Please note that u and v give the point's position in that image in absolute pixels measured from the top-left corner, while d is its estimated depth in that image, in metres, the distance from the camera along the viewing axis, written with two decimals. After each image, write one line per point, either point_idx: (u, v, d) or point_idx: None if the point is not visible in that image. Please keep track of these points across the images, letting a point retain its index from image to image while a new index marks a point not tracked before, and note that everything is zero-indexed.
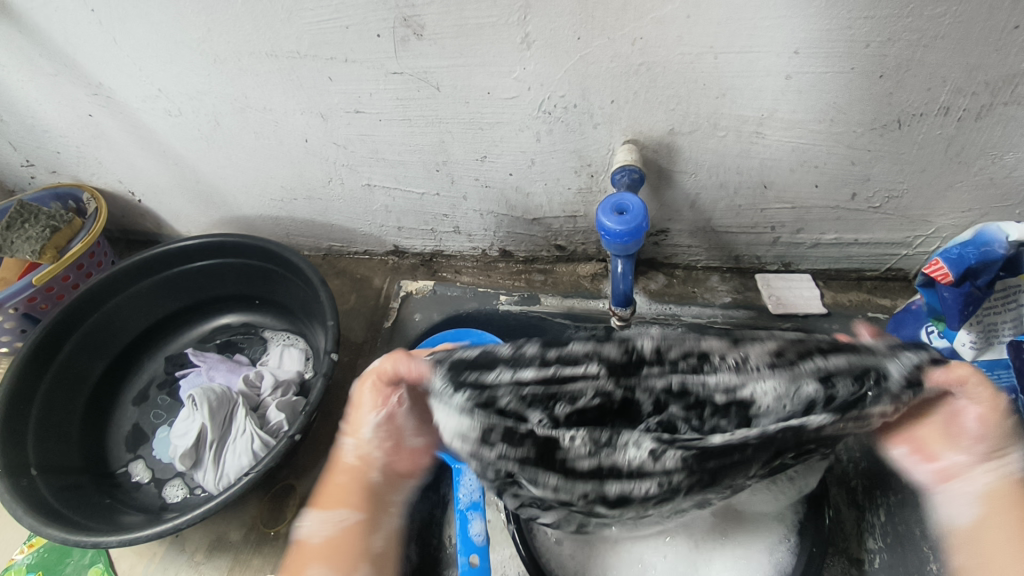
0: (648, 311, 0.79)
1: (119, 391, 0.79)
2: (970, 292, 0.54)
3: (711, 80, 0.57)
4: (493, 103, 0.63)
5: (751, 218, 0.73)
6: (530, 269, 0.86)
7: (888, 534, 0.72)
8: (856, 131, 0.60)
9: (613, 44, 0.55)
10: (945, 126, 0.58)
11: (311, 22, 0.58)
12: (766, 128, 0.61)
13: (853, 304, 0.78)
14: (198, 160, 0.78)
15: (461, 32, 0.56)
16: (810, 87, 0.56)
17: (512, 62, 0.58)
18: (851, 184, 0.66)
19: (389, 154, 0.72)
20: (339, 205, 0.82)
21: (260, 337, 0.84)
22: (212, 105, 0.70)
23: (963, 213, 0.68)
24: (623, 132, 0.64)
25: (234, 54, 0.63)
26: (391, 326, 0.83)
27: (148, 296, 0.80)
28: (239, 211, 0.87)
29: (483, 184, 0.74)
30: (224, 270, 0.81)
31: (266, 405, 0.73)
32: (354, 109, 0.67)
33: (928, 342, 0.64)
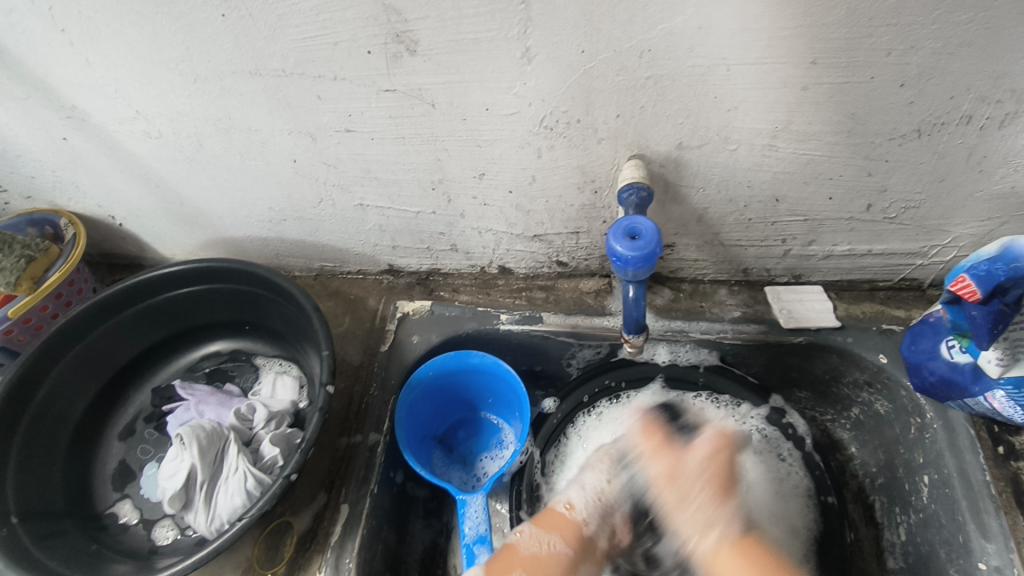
0: (656, 328, 0.77)
1: (105, 427, 0.76)
2: (1001, 311, 0.52)
3: (722, 92, 0.54)
4: (492, 120, 0.60)
5: (761, 231, 0.71)
6: (531, 286, 0.83)
7: (908, 554, 0.70)
8: (873, 141, 0.57)
9: (619, 57, 0.52)
10: (967, 135, 0.56)
11: (297, 39, 0.54)
12: (779, 141, 0.58)
13: (867, 316, 0.75)
14: (180, 182, 0.75)
15: (457, 48, 0.53)
16: (827, 98, 0.53)
17: (512, 77, 0.55)
18: (866, 195, 0.64)
19: (382, 173, 0.69)
20: (331, 225, 0.79)
21: (252, 364, 0.81)
22: (195, 126, 0.66)
23: (981, 222, 0.65)
24: (628, 147, 0.61)
25: (216, 73, 0.59)
26: (387, 350, 0.79)
27: (133, 325, 0.76)
28: (226, 233, 0.84)
29: (481, 202, 0.71)
30: (211, 296, 0.78)
31: (260, 438, 0.69)
32: (345, 128, 0.63)
33: (949, 358, 0.63)
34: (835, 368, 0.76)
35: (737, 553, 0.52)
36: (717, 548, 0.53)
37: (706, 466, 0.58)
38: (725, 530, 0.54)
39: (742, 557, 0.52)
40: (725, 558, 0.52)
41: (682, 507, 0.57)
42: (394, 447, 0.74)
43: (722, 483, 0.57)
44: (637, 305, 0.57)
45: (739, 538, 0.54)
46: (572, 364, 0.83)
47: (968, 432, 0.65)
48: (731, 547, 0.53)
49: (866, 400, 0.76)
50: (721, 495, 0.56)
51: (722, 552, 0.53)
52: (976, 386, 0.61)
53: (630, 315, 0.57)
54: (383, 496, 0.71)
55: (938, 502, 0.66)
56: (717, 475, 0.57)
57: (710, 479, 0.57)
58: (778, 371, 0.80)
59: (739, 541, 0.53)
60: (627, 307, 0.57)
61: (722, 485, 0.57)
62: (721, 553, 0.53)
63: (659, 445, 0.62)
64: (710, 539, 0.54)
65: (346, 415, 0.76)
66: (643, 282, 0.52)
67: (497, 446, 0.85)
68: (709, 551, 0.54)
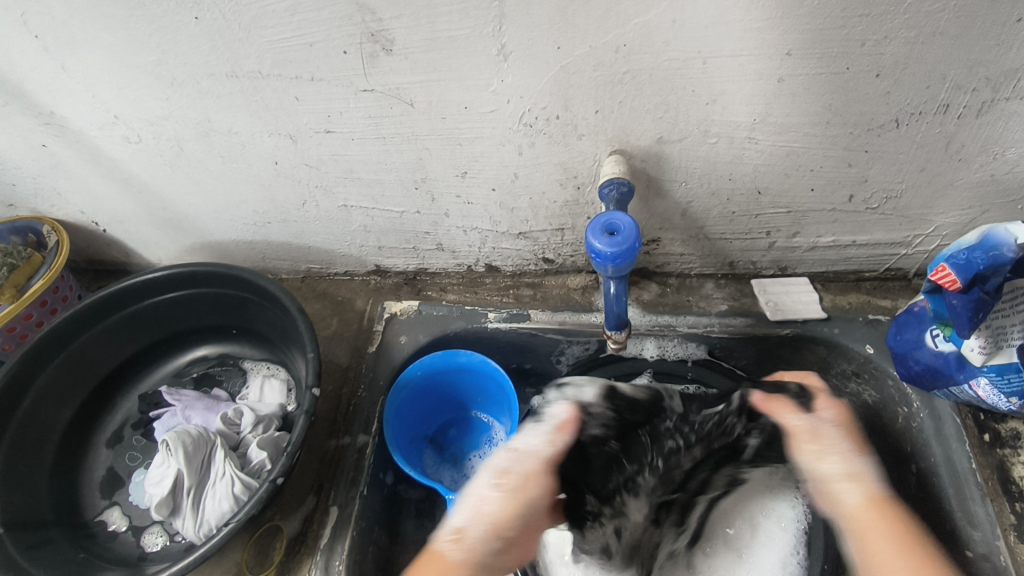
0: (643, 323, 0.77)
1: (92, 435, 0.75)
2: (981, 300, 0.52)
3: (700, 86, 0.54)
4: (471, 118, 0.60)
5: (745, 224, 0.71)
6: (518, 284, 0.83)
7: None
8: (852, 132, 0.57)
9: (595, 52, 0.52)
10: (945, 124, 0.56)
11: (272, 40, 0.54)
12: (758, 133, 0.58)
13: (853, 306, 0.75)
14: (162, 187, 0.74)
15: (433, 46, 0.53)
16: (804, 90, 0.53)
17: (489, 74, 0.55)
18: (847, 186, 0.64)
19: (364, 174, 0.69)
20: (316, 227, 0.79)
21: (240, 368, 0.81)
22: (174, 130, 0.66)
23: (963, 211, 0.65)
24: (609, 142, 0.61)
25: (193, 77, 0.59)
26: (375, 351, 0.79)
27: (118, 332, 0.76)
28: (211, 237, 0.83)
29: (464, 201, 0.71)
30: (197, 302, 0.78)
31: (247, 443, 0.69)
32: (325, 129, 0.63)
33: (934, 347, 0.63)
34: (823, 359, 0.76)
35: (883, 509, 0.54)
36: (860, 503, 0.55)
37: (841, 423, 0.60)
38: (861, 481, 0.56)
39: (897, 539, 0.52)
40: (868, 516, 0.54)
41: (840, 461, 0.57)
42: (384, 448, 0.74)
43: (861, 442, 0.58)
44: (617, 299, 0.57)
45: (877, 494, 0.55)
46: (562, 361, 0.83)
47: (954, 420, 0.65)
48: (876, 504, 0.54)
49: (854, 390, 0.75)
50: (862, 451, 0.58)
51: (858, 504, 0.55)
52: (960, 374, 0.62)
53: (611, 311, 0.57)
54: (374, 497, 0.71)
55: (926, 492, 0.66)
56: (849, 432, 0.59)
57: (845, 432, 0.59)
58: (767, 363, 0.80)
59: (880, 498, 0.55)
60: (608, 302, 0.57)
61: (855, 441, 0.58)
62: (867, 501, 0.55)
63: (791, 413, 0.61)
64: (855, 486, 0.56)
65: (334, 417, 0.76)
66: (626, 278, 0.52)
67: (488, 444, 0.85)
68: (837, 477, 0.57)
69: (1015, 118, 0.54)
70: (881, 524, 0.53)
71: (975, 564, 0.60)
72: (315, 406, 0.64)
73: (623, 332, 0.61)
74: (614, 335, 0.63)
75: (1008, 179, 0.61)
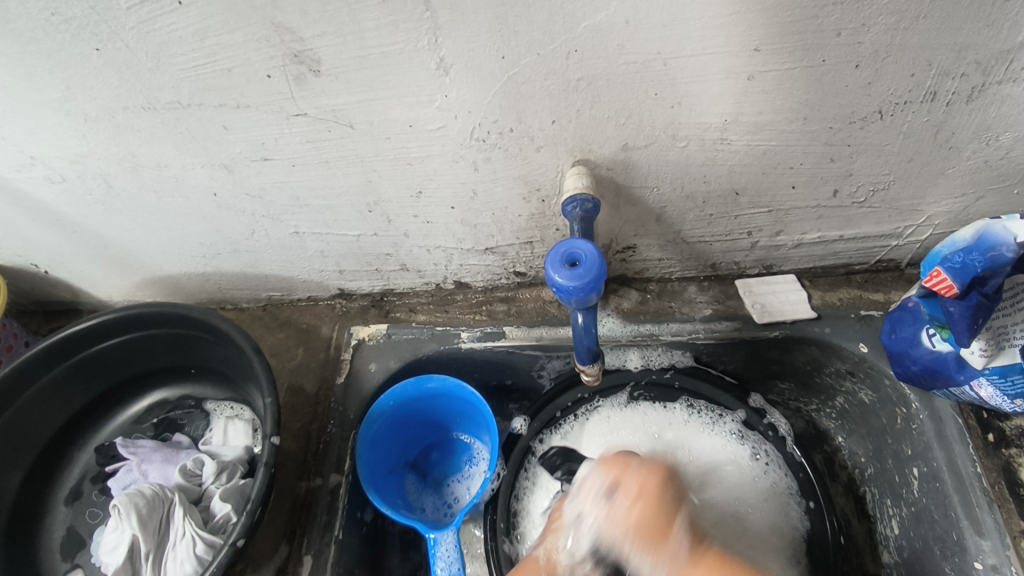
0: (625, 334, 0.73)
1: (48, 494, 0.71)
2: (980, 304, 0.48)
3: (663, 89, 0.49)
4: (418, 136, 0.54)
5: (724, 226, 0.66)
6: (491, 299, 0.79)
7: (903, 549, 0.67)
8: (832, 127, 0.53)
9: (544, 60, 0.47)
10: (932, 112, 0.51)
11: (186, 68, 0.49)
12: (731, 134, 0.53)
13: (843, 303, 0.71)
14: (98, 225, 0.69)
15: (364, 64, 0.47)
16: (776, 86, 0.48)
17: (431, 90, 0.50)
18: (831, 181, 0.59)
19: (312, 200, 0.64)
20: (270, 255, 0.74)
21: (203, 410, 0.76)
22: (99, 167, 0.60)
23: (956, 199, 0.61)
24: (571, 153, 0.56)
25: (107, 110, 0.53)
26: (344, 382, 0.74)
27: (66, 384, 0.71)
28: (161, 272, 0.78)
29: (423, 221, 0.66)
30: (148, 344, 0.73)
31: (211, 494, 0.65)
32: (261, 157, 0.58)
33: (932, 348, 0.59)
34: (815, 359, 0.72)
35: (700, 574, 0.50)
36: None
37: (646, 492, 0.53)
38: (676, 560, 0.51)
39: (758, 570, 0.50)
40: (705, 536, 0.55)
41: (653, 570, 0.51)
42: (358, 486, 0.70)
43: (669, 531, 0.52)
44: (587, 331, 0.56)
45: (693, 560, 0.51)
46: (543, 375, 0.79)
47: (956, 421, 0.62)
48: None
49: (850, 389, 0.72)
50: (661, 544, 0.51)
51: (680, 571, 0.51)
52: (961, 375, 0.57)
53: (582, 344, 0.56)
54: (351, 539, 0.67)
55: (930, 498, 0.63)
56: (656, 526, 0.52)
57: (648, 517, 0.52)
58: (758, 365, 0.76)
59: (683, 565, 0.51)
60: (576, 335, 0.55)
61: (660, 531, 0.52)
62: None
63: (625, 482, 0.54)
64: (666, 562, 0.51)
65: (304, 456, 0.72)
66: (594, 308, 0.52)
67: (471, 467, 0.81)
68: None
69: (1007, 103, 0.50)
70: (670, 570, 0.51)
71: None
72: (276, 457, 0.60)
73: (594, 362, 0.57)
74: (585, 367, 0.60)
75: (1003, 164, 0.56)
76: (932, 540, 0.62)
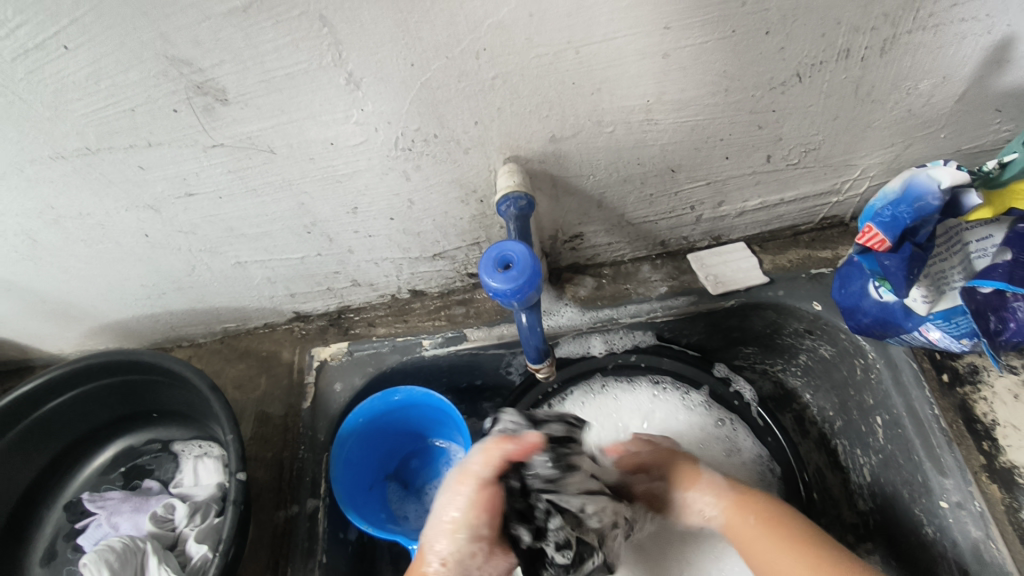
0: (585, 321, 0.72)
1: (21, 558, 0.69)
2: (914, 254, 0.49)
3: (580, 77, 0.48)
4: (342, 153, 0.53)
5: (666, 203, 0.66)
6: (448, 303, 0.78)
7: (876, 495, 0.68)
8: (754, 95, 0.53)
9: (454, 62, 0.46)
10: (849, 69, 0.51)
11: (87, 113, 0.47)
12: (656, 113, 0.53)
13: (793, 264, 0.72)
14: (31, 280, 0.67)
15: (271, 88, 0.46)
16: (692, 61, 0.48)
17: (346, 105, 0.48)
18: (763, 148, 0.60)
19: (248, 229, 0.62)
20: (216, 288, 0.72)
21: (170, 452, 0.75)
22: (19, 223, 0.58)
23: (886, 149, 0.62)
24: (500, 151, 0.55)
25: (13, 165, 0.51)
26: (310, 407, 0.73)
27: (23, 447, 0.69)
28: (108, 318, 0.76)
29: (365, 235, 0.65)
30: (102, 394, 0.71)
31: (186, 537, 0.64)
32: (186, 193, 0.56)
33: (879, 299, 0.59)
34: (773, 321, 0.72)
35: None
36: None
37: (738, 519, 0.60)
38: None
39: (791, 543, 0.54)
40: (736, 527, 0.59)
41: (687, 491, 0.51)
42: (337, 507, 0.69)
43: (789, 531, 0.55)
44: (532, 330, 0.57)
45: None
46: (512, 371, 0.78)
47: (911, 365, 0.62)
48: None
49: (810, 345, 0.72)
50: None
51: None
52: (908, 322, 0.58)
53: (530, 343, 0.57)
54: (336, 561, 0.67)
55: (894, 443, 0.64)
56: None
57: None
58: (720, 334, 0.76)
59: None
60: (523, 335, 0.57)
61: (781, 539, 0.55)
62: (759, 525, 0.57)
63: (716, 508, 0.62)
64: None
65: (279, 485, 0.71)
66: (538, 307, 0.54)
67: (450, 471, 0.81)
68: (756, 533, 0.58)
69: (920, 51, 0.50)
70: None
71: (951, 514, 0.57)
72: (244, 493, 0.59)
73: (543, 360, 0.60)
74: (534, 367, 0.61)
75: (926, 111, 0.57)
76: (902, 481, 0.63)
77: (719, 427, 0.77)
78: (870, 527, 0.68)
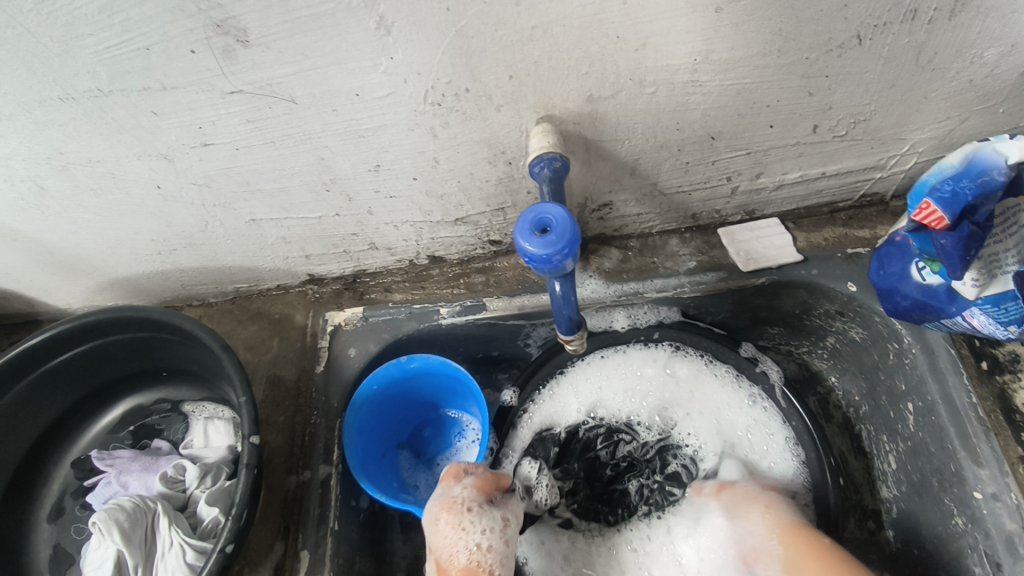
0: (609, 294, 0.70)
1: (30, 512, 0.68)
2: (973, 234, 0.46)
3: (625, 31, 0.45)
4: (367, 105, 0.50)
5: (702, 173, 0.63)
6: (468, 271, 0.76)
7: (902, 483, 0.66)
8: (808, 57, 0.49)
9: (493, 9, 0.42)
10: (913, 33, 0.48)
11: (99, 51, 0.44)
12: (702, 74, 0.50)
13: (829, 243, 0.69)
14: (39, 230, 0.64)
15: (296, 30, 0.43)
16: (747, 17, 0.45)
17: (374, 53, 0.45)
18: (810, 117, 0.56)
19: (264, 184, 0.60)
20: (229, 246, 0.70)
21: (180, 412, 0.74)
22: (26, 168, 0.55)
23: (940, 123, 0.58)
24: (534, 109, 0.52)
25: (21, 106, 0.48)
26: (324, 370, 0.71)
27: (31, 401, 0.68)
28: (117, 273, 0.74)
29: (386, 195, 0.63)
30: (112, 350, 0.70)
31: (196, 499, 0.63)
32: (201, 143, 0.53)
33: (922, 281, 0.57)
34: (803, 302, 0.69)
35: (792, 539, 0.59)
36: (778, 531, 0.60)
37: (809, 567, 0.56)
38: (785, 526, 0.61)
39: None
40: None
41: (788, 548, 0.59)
42: (350, 474, 0.67)
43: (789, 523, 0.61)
44: (566, 300, 0.56)
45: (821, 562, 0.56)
46: (530, 344, 0.76)
47: (949, 352, 0.60)
48: (785, 530, 0.60)
49: (841, 328, 0.70)
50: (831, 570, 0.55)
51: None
52: (952, 306, 0.55)
53: (563, 313, 0.56)
54: (347, 530, 0.65)
55: (926, 429, 0.61)
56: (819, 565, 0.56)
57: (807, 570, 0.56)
58: (746, 313, 0.73)
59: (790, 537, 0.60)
60: (556, 305, 0.56)
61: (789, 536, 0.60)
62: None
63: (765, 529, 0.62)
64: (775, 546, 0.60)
65: (291, 450, 0.69)
66: (572, 275, 0.52)
67: (463, 441, 0.80)
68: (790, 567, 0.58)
69: (992, 15, 0.47)
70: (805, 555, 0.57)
71: (985, 505, 0.55)
72: (258, 456, 0.57)
73: (576, 332, 0.59)
74: (564, 336, 0.60)
75: (988, 82, 0.54)
76: (933, 470, 0.61)
77: (751, 406, 0.74)
78: (892, 514, 0.67)
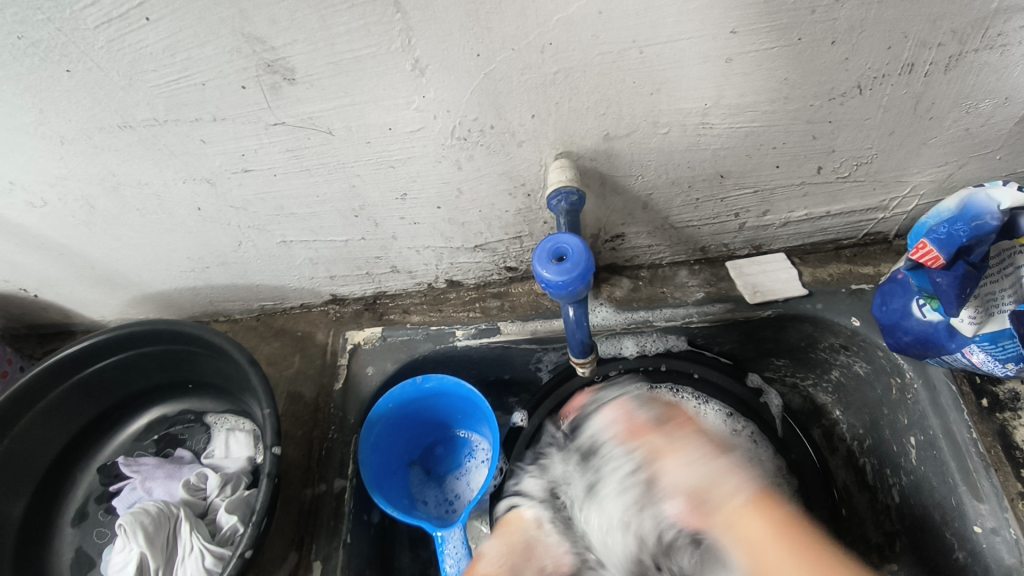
0: (619, 322, 0.72)
1: (54, 515, 0.71)
2: (967, 273, 0.50)
3: (641, 76, 0.49)
4: (398, 138, 0.54)
5: (711, 209, 0.67)
6: (484, 295, 0.79)
7: (906, 517, 0.66)
8: (812, 105, 0.53)
9: (519, 55, 0.46)
10: (911, 84, 0.51)
11: (159, 84, 0.48)
12: (712, 118, 0.53)
13: (834, 278, 0.71)
14: (83, 246, 0.69)
15: (338, 70, 0.47)
16: (754, 67, 0.48)
17: (408, 91, 0.49)
18: (815, 159, 0.59)
19: (297, 208, 0.63)
20: (259, 265, 0.74)
21: (203, 423, 0.77)
22: (79, 188, 0.60)
23: (939, 168, 0.61)
24: (553, 145, 0.56)
25: (82, 132, 0.53)
26: (342, 387, 0.73)
27: (63, 408, 0.71)
28: (151, 288, 0.78)
29: (411, 222, 0.66)
30: (144, 360, 0.73)
31: (216, 507, 0.65)
32: (242, 169, 0.57)
33: (921, 318, 0.59)
34: (809, 335, 0.71)
35: (767, 510, 0.53)
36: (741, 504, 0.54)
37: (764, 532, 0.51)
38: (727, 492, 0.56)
39: (786, 541, 0.49)
40: (758, 512, 0.53)
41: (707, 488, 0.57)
42: (363, 489, 0.69)
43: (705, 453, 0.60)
44: (578, 324, 0.59)
45: (752, 498, 0.55)
46: (542, 368, 0.78)
47: (950, 388, 0.61)
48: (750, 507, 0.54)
49: (845, 361, 0.71)
50: (723, 461, 0.59)
51: (760, 522, 0.52)
52: (952, 343, 0.57)
53: (576, 337, 0.59)
54: (359, 542, 0.67)
55: (954, 468, 0.59)
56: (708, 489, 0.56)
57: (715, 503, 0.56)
58: (752, 344, 0.75)
59: (759, 487, 0.55)
60: (569, 328, 0.59)
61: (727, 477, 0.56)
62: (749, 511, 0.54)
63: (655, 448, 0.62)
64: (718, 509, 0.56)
65: (308, 463, 0.71)
66: (586, 300, 0.55)
67: (475, 462, 0.81)
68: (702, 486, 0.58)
69: (985, 70, 0.50)
70: (771, 532, 0.51)
71: (985, 539, 0.56)
72: (278, 467, 0.59)
73: (587, 355, 0.61)
74: (577, 358, 0.63)
75: (983, 132, 0.57)
76: (944, 503, 0.61)
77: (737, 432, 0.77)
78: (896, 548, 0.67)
